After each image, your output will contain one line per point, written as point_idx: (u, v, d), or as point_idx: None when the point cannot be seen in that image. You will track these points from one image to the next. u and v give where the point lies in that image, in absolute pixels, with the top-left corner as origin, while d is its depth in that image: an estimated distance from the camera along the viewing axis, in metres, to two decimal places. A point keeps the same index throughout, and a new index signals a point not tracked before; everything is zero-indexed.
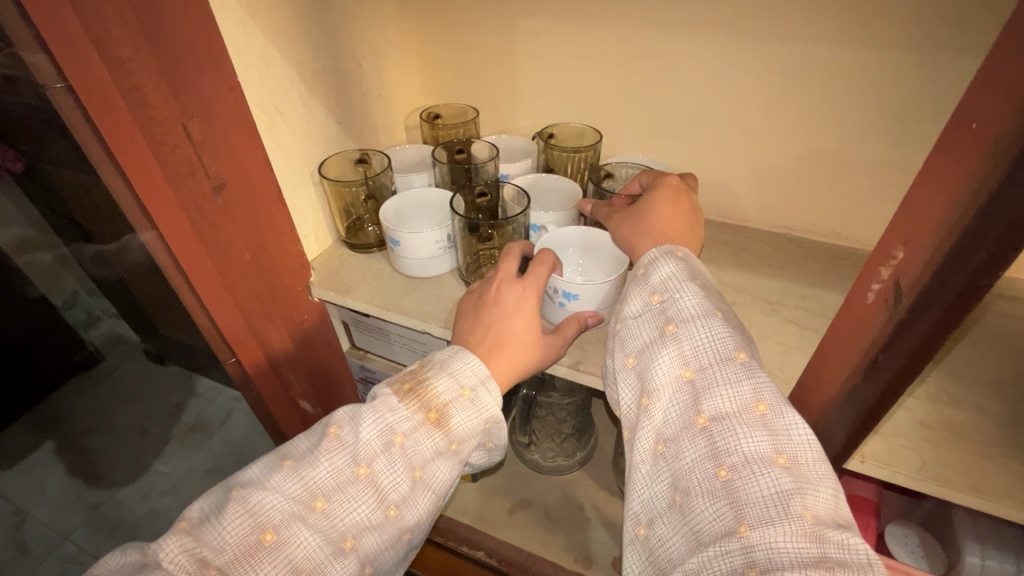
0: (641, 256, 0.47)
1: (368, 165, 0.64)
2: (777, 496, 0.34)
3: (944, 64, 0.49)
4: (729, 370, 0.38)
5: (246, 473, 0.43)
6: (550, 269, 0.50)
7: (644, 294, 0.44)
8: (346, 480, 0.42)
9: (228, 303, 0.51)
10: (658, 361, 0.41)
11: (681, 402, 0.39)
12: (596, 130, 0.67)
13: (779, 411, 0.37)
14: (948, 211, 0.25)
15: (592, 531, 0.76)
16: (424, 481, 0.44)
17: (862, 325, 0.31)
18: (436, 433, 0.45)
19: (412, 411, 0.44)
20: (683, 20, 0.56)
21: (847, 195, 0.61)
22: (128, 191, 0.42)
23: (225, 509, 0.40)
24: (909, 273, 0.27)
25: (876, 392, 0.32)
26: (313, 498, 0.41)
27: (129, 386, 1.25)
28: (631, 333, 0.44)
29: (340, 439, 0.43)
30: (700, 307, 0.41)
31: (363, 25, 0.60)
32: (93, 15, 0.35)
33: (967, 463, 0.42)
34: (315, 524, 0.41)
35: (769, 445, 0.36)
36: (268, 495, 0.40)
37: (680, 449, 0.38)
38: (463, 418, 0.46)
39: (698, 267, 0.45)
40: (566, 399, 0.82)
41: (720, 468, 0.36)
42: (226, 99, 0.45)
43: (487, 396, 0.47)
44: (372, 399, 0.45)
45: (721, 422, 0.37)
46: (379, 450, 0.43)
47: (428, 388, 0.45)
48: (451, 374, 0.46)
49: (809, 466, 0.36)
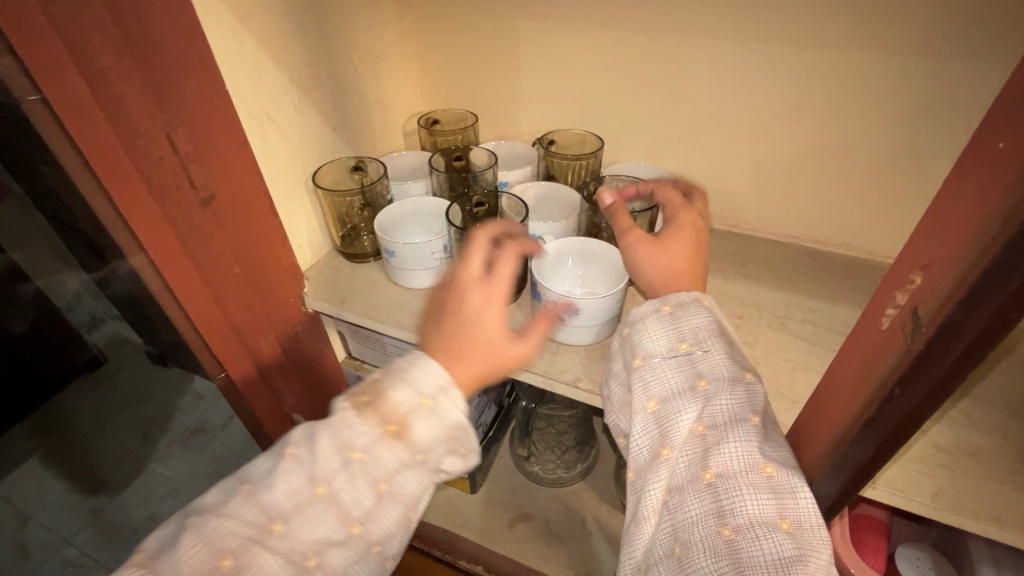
0: (669, 292, 0.45)
1: (364, 172, 0.63)
2: (778, 561, 0.35)
3: (961, 69, 0.47)
4: (743, 431, 0.38)
5: (203, 498, 0.41)
6: (515, 267, 0.46)
7: (672, 338, 0.42)
8: (304, 500, 0.40)
9: (216, 317, 0.50)
10: (677, 413, 0.40)
11: (692, 454, 0.39)
12: (598, 137, 0.65)
13: (786, 472, 0.38)
14: (972, 235, 0.23)
15: (594, 546, 0.74)
16: (390, 494, 0.43)
17: (877, 352, 0.30)
18: (396, 445, 0.42)
19: (370, 424, 0.42)
20: (687, 25, 0.55)
21: (858, 205, 0.59)
22: (109, 205, 0.41)
23: (180, 539, 0.38)
24: (928, 299, 0.26)
25: (894, 420, 0.30)
26: (271, 520, 0.40)
27: (135, 386, 1.21)
28: (656, 375, 0.42)
29: (296, 458, 0.41)
30: (729, 369, 0.40)
31: (358, 31, 0.59)
32: (71, 24, 0.33)
33: (986, 492, 0.40)
34: (275, 546, 0.39)
35: (774, 509, 0.37)
36: (225, 521, 0.38)
37: (685, 501, 0.38)
38: (426, 428, 0.42)
39: (723, 317, 0.45)
40: (568, 411, 0.83)
41: (724, 527, 0.37)
42: (215, 107, 0.43)
43: (448, 402, 0.43)
44: (331, 414, 0.42)
45: (728, 481, 0.37)
46: (338, 467, 0.41)
47: (386, 399, 0.42)
48: (408, 383, 0.43)
49: (811, 530, 0.37)
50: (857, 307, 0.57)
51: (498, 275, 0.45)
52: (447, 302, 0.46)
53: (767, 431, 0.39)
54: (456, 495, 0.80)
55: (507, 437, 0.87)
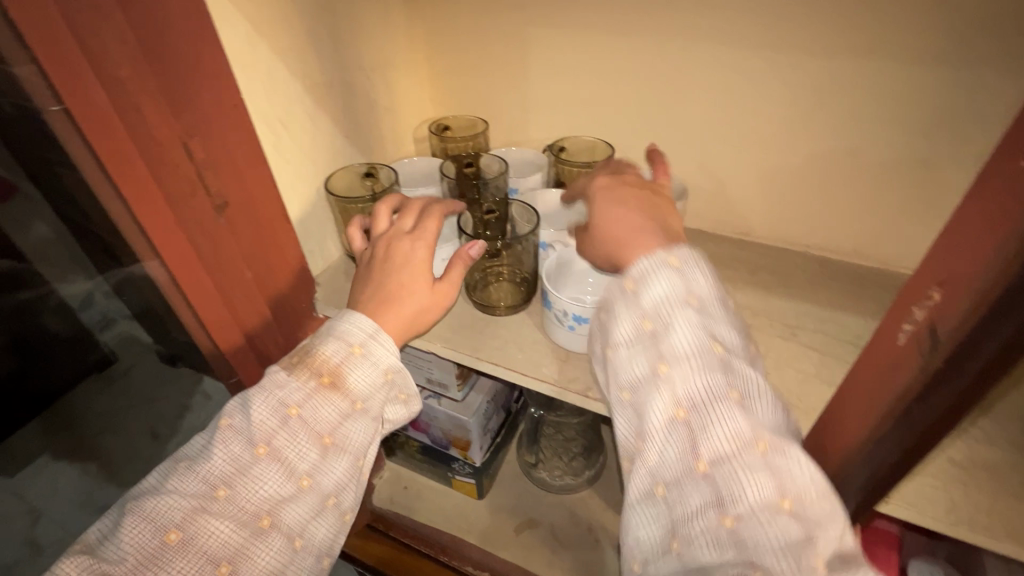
0: (629, 264, 0.44)
1: (375, 179, 0.61)
2: (785, 545, 0.34)
3: (979, 77, 0.47)
4: (725, 409, 0.37)
5: (143, 483, 0.42)
6: (440, 222, 0.51)
7: (635, 318, 0.42)
8: (245, 463, 0.42)
9: (228, 323, 0.50)
10: (654, 400, 0.39)
11: (680, 443, 0.38)
12: (609, 145, 0.64)
13: (780, 447, 0.37)
14: (987, 255, 0.23)
15: (600, 553, 0.73)
16: (336, 446, 0.44)
17: (894, 369, 0.29)
18: (334, 396, 0.44)
19: (302, 380, 0.44)
20: (699, 33, 0.55)
21: (870, 214, 0.58)
22: (125, 213, 0.41)
23: (122, 522, 0.40)
24: (947, 318, 0.25)
25: (915, 435, 0.30)
26: (214, 487, 0.41)
27: (139, 387, 1.07)
28: (624, 364, 0.42)
29: (232, 427, 0.43)
30: (695, 342, 0.39)
31: (370, 37, 0.59)
32: (91, 34, 0.34)
33: (1000, 508, 0.40)
34: (221, 512, 0.40)
35: (773, 489, 0.35)
36: (165, 498, 0.40)
37: (684, 494, 0.37)
38: (361, 375, 0.45)
39: (701, 279, 0.42)
40: (576, 418, 0.84)
41: (725, 517, 0.35)
42: (229, 115, 0.44)
43: (379, 348, 0.46)
44: (262, 380, 0.44)
45: (721, 466, 0.36)
46: (275, 427, 0.42)
47: (315, 355, 0.45)
48: (338, 337, 0.46)
49: (816, 504, 0.35)
50: (870, 318, 0.56)
51: (421, 227, 0.51)
52: (375, 255, 0.51)
53: (757, 410, 0.38)
54: (462, 500, 0.81)
55: (514, 443, 0.87)
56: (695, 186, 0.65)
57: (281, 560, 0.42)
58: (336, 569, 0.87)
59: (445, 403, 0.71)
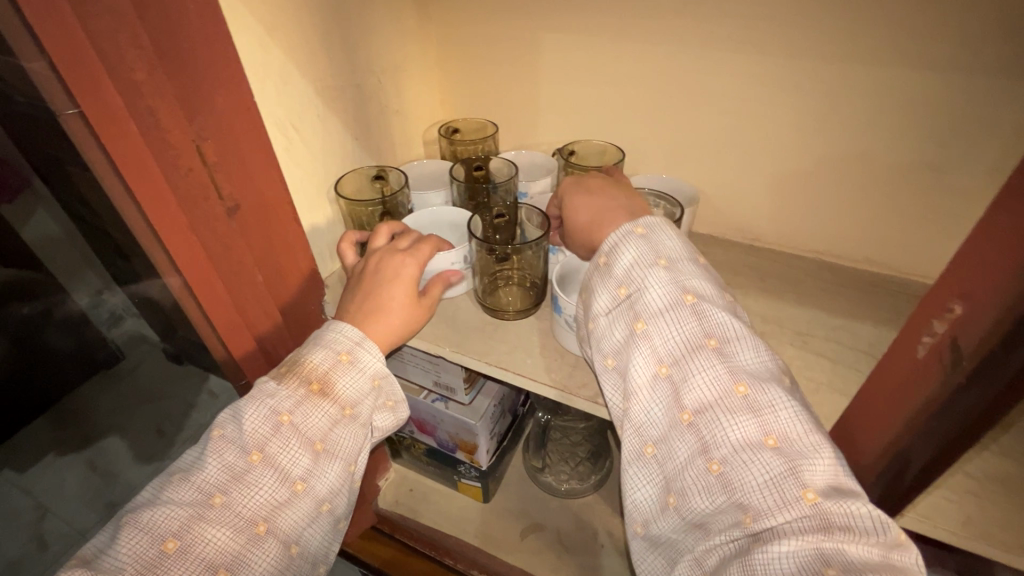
0: (602, 241, 0.46)
1: (385, 181, 0.62)
2: (771, 481, 0.34)
3: (999, 84, 0.46)
4: (701, 358, 0.38)
5: (136, 499, 0.41)
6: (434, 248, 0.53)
7: (612, 288, 0.43)
8: (240, 470, 0.41)
9: (239, 326, 0.50)
10: (633, 362, 0.40)
11: (663, 399, 0.39)
12: (619, 148, 0.63)
13: (760, 387, 0.37)
14: (1007, 269, 0.23)
15: (606, 560, 0.73)
16: (327, 452, 0.45)
17: (911, 381, 0.29)
18: (324, 402, 0.45)
19: (292, 387, 0.44)
20: (713, 37, 0.54)
21: (885, 222, 0.58)
22: (140, 217, 0.41)
23: (119, 536, 0.38)
24: (968, 330, 0.25)
25: (934, 446, 0.30)
26: (210, 495, 0.40)
27: (147, 382, 1.09)
28: (604, 334, 0.43)
29: (224, 437, 0.42)
30: (668, 298, 0.40)
31: (381, 40, 0.59)
32: (106, 38, 0.34)
33: (1017, 522, 0.39)
34: (217, 519, 0.40)
35: (755, 428, 0.35)
36: (160, 510, 0.39)
37: (672, 448, 0.38)
38: (349, 381, 0.46)
39: (667, 239, 0.43)
40: (583, 423, 0.82)
41: (711, 462, 0.36)
42: (242, 117, 0.44)
43: (365, 354, 0.47)
44: (251, 391, 0.44)
45: (704, 414, 0.37)
46: (268, 434, 0.42)
47: (305, 362, 0.46)
48: (325, 346, 0.47)
49: (804, 439, 0.35)
50: (883, 326, 0.56)
51: (416, 248, 0.52)
52: (365, 270, 0.51)
53: (735, 353, 0.39)
54: (467, 503, 0.80)
55: (520, 446, 0.87)
56: (706, 190, 0.65)
57: (277, 566, 0.42)
58: (339, 571, 0.86)
59: (452, 406, 0.71)
